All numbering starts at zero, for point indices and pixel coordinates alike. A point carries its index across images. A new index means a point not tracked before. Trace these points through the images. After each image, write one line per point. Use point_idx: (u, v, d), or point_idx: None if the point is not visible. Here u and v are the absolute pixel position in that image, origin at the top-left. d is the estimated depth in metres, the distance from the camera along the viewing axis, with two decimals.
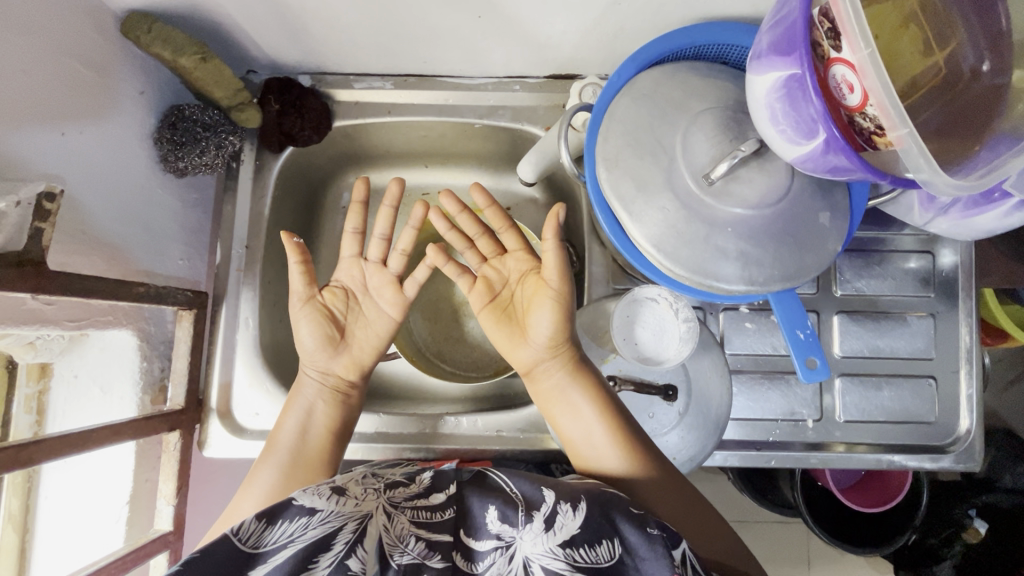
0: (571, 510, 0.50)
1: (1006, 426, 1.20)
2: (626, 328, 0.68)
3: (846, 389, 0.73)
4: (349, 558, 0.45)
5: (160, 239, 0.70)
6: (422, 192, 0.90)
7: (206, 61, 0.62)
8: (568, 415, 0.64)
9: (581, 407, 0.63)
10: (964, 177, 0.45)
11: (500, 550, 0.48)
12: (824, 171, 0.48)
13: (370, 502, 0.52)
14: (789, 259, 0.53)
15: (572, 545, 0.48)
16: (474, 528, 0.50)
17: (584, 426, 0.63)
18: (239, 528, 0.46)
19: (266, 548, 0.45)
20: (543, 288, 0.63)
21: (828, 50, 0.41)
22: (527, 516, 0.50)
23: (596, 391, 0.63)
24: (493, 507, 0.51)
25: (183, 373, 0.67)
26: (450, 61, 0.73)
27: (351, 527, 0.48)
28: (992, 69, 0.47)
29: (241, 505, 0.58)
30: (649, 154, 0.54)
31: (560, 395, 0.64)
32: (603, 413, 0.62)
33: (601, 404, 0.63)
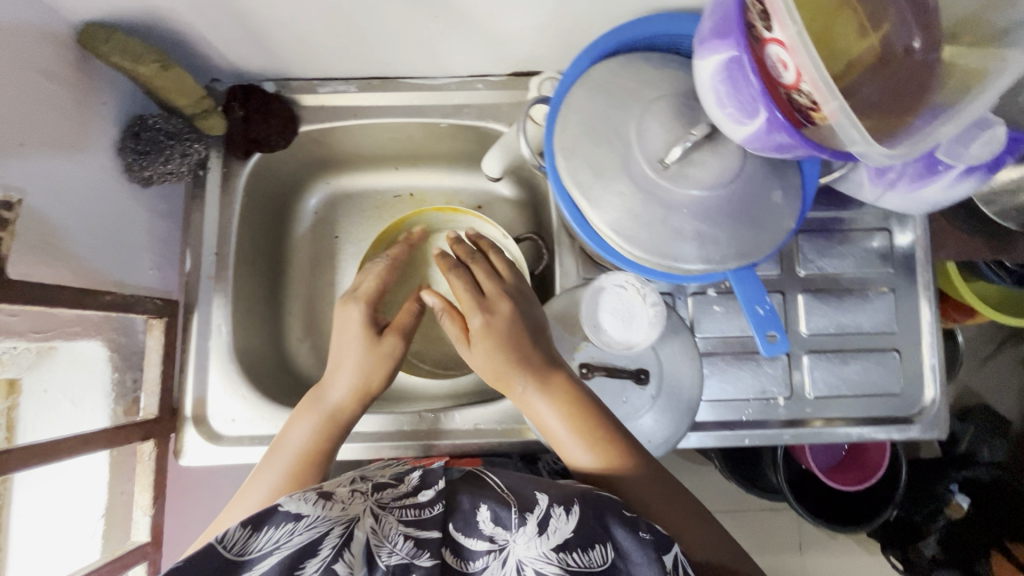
0: (565, 514, 0.50)
1: (983, 402, 1.24)
2: (594, 316, 0.69)
3: (813, 366, 0.74)
4: (336, 562, 0.45)
5: (129, 249, 0.70)
6: (393, 194, 0.91)
7: (167, 70, 0.63)
8: (543, 422, 0.63)
9: (553, 413, 0.62)
10: (896, 147, 0.47)
11: (493, 552, 0.49)
12: (771, 149, 0.49)
13: (357, 505, 0.51)
14: (745, 237, 0.54)
15: (565, 549, 0.48)
16: (466, 523, 0.51)
17: (552, 432, 0.62)
18: (224, 536, 0.45)
19: (252, 555, 0.45)
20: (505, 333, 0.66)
21: (762, 31, 0.43)
22: (521, 518, 0.50)
23: (570, 393, 0.62)
24: (486, 506, 0.52)
25: (156, 383, 0.67)
26: (412, 62, 0.74)
27: (337, 532, 0.47)
28: (923, 46, 0.50)
29: (234, 511, 0.58)
30: (605, 142, 0.56)
31: (530, 402, 0.63)
32: (579, 416, 0.61)
33: (576, 405, 0.62)
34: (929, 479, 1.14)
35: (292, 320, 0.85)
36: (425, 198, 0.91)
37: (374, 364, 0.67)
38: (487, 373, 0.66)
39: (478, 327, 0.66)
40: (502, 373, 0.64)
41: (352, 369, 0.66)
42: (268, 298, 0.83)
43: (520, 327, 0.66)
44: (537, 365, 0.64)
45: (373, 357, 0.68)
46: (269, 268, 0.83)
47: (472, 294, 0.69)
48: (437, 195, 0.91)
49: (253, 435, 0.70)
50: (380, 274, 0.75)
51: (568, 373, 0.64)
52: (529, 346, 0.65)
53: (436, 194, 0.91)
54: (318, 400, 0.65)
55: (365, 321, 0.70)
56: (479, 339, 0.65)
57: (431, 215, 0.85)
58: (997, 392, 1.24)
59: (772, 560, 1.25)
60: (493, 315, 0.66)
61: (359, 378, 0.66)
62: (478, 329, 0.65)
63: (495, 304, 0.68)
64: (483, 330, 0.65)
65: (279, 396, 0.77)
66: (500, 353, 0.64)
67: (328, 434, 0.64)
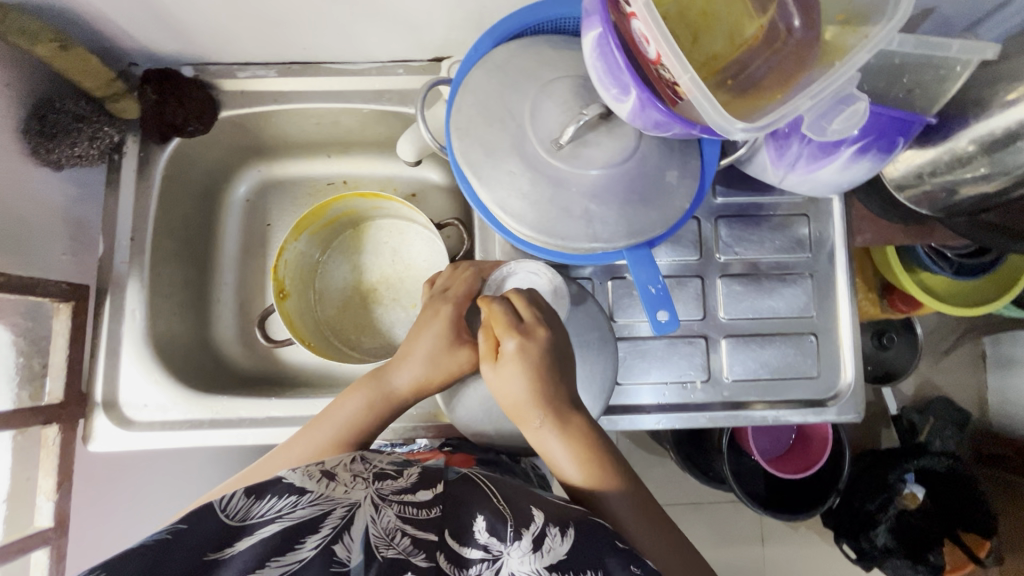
0: (559, 535, 0.47)
1: (942, 394, 1.24)
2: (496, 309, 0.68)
3: (731, 350, 0.75)
4: (335, 543, 0.44)
5: (36, 231, 0.69)
6: (326, 182, 0.90)
7: (66, 50, 0.62)
8: (556, 466, 0.58)
9: (567, 460, 0.57)
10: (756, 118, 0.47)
11: (487, 562, 0.46)
12: (650, 128, 0.49)
13: (357, 491, 0.51)
14: (635, 217, 0.54)
15: (558, 570, 0.45)
16: (462, 532, 0.48)
17: (554, 464, 0.58)
18: (229, 504, 0.46)
19: (252, 521, 0.45)
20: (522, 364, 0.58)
21: (624, 5, 0.43)
22: (516, 531, 0.47)
23: (587, 441, 0.57)
24: (482, 517, 0.49)
25: (61, 368, 0.67)
26: (330, 46, 0.74)
27: (338, 514, 0.47)
28: (803, 25, 0.50)
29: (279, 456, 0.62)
30: (498, 121, 0.56)
31: (545, 444, 0.58)
32: (592, 471, 0.56)
33: (593, 458, 0.56)
34: (882, 467, 1.13)
35: (220, 308, 0.85)
36: (358, 186, 0.91)
37: (438, 363, 0.64)
38: (502, 398, 0.60)
39: (507, 353, 0.58)
40: (520, 408, 0.58)
41: (419, 361, 0.65)
42: (193, 285, 0.82)
43: (552, 359, 0.59)
44: (562, 406, 0.58)
45: (443, 355, 0.65)
46: (194, 255, 0.83)
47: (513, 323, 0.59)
48: (371, 183, 0.91)
49: (165, 421, 0.70)
50: (470, 281, 0.69)
51: (588, 419, 0.59)
52: (558, 381, 0.59)
53: (370, 181, 0.91)
54: (380, 379, 0.66)
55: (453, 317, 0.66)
56: (506, 362, 0.58)
57: (356, 202, 0.83)
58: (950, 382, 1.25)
59: (725, 550, 1.26)
60: (529, 342, 0.58)
61: (420, 373, 0.65)
62: (513, 359, 0.58)
63: (532, 332, 0.59)
64: (515, 356, 0.58)
65: (196, 381, 0.77)
66: (529, 388, 0.58)
67: (375, 417, 0.65)
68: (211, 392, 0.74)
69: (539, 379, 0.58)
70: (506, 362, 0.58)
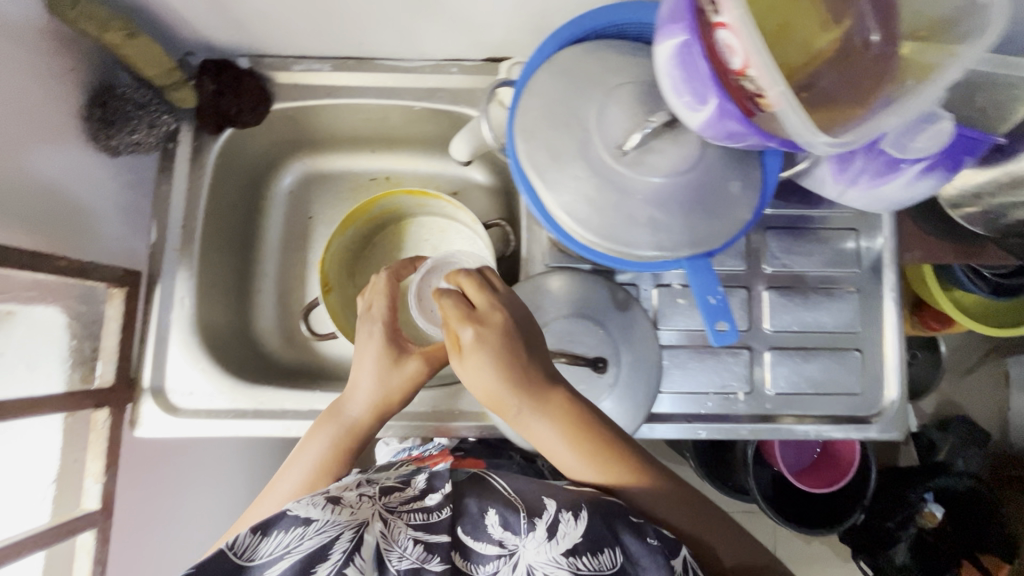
0: (572, 519, 0.51)
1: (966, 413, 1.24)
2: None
3: (775, 362, 0.74)
4: (347, 566, 0.46)
5: (92, 216, 0.70)
6: (370, 177, 0.90)
7: (133, 38, 0.63)
8: (545, 446, 0.59)
9: (556, 440, 0.58)
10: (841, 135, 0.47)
11: (504, 557, 0.50)
12: (724, 138, 0.49)
13: (365, 509, 0.52)
14: (699, 226, 0.54)
15: (574, 553, 0.49)
16: (473, 528, 0.52)
17: (548, 448, 0.59)
18: (235, 543, 0.47)
19: (261, 560, 0.46)
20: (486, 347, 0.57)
21: (712, 16, 0.43)
22: (529, 523, 0.51)
23: (571, 417, 0.58)
24: (493, 511, 0.53)
25: (113, 351, 0.68)
26: (387, 43, 0.74)
27: (348, 536, 0.48)
28: (881, 40, 0.50)
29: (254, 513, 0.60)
30: (564, 126, 0.56)
31: (530, 428, 0.59)
32: (582, 445, 0.57)
33: (581, 433, 0.58)
34: (902, 485, 1.12)
35: (262, 299, 0.85)
36: (401, 183, 0.91)
37: (389, 383, 0.66)
38: (476, 390, 0.60)
39: (469, 343, 0.58)
40: (497, 399, 0.58)
41: (374, 385, 0.65)
42: (237, 275, 0.83)
43: (517, 339, 0.59)
44: (537, 388, 0.58)
45: (391, 375, 0.66)
46: (239, 245, 0.84)
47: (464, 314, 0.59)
48: (413, 180, 0.91)
49: (210, 410, 0.70)
50: (388, 292, 0.70)
51: (567, 390, 0.60)
52: (527, 362, 0.59)
53: (413, 178, 0.91)
54: (338, 414, 0.66)
55: (387, 334, 0.68)
56: (468, 356, 0.58)
57: (401, 198, 0.83)
58: (974, 401, 1.24)
59: None
60: (485, 328, 0.58)
61: (376, 395, 0.65)
62: (478, 350, 0.57)
63: (488, 318, 0.59)
64: (475, 345, 0.57)
65: (241, 371, 0.77)
66: (500, 379, 0.57)
67: (347, 444, 0.65)
68: (255, 381, 0.75)
69: (506, 356, 0.58)
70: (468, 355, 0.58)
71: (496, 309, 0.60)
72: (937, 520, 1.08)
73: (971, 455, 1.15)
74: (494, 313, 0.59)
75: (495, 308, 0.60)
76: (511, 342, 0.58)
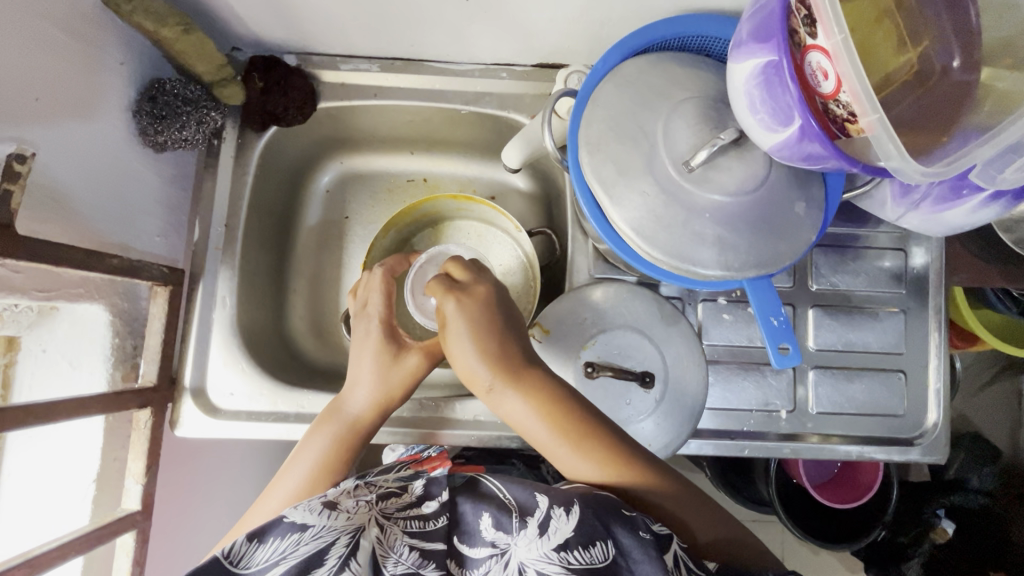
0: (564, 514, 0.51)
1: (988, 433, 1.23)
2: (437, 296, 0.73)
3: (818, 382, 0.74)
4: (343, 572, 0.45)
5: (136, 213, 0.69)
6: (407, 178, 0.89)
7: (188, 33, 0.62)
8: (519, 423, 0.60)
9: (528, 416, 0.59)
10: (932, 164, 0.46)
11: (496, 557, 0.49)
12: (800, 160, 0.49)
13: (362, 514, 0.51)
14: (764, 246, 0.54)
15: (566, 548, 0.48)
16: (468, 534, 0.52)
17: (535, 436, 0.60)
18: (229, 552, 0.45)
19: (257, 568, 0.45)
20: (462, 315, 0.61)
21: (804, 38, 0.42)
22: (521, 522, 0.51)
23: (544, 393, 0.59)
24: (488, 514, 0.52)
25: (157, 351, 0.66)
26: (438, 45, 0.73)
27: (344, 542, 0.47)
28: (962, 66, 0.49)
29: (261, 509, 0.60)
30: (631, 140, 0.55)
31: (505, 405, 0.60)
32: (556, 421, 0.58)
33: (556, 409, 0.59)
34: (915, 500, 1.13)
35: (297, 298, 0.84)
36: (438, 185, 0.90)
37: (390, 378, 0.66)
38: (458, 367, 0.62)
39: (449, 313, 0.62)
40: (472, 374, 0.61)
41: (371, 383, 0.66)
42: (274, 274, 0.82)
43: (493, 312, 0.62)
44: (510, 363, 0.60)
45: (392, 371, 0.66)
46: (276, 243, 0.83)
47: (449, 288, 0.63)
48: (451, 182, 0.90)
49: (251, 412, 0.70)
50: (384, 289, 0.70)
51: (541, 366, 0.61)
52: (503, 336, 0.62)
53: (450, 181, 0.90)
54: (338, 414, 0.65)
55: (385, 334, 0.68)
56: (450, 327, 0.62)
57: (443, 201, 0.83)
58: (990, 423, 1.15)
59: None
60: (465, 298, 0.62)
61: (377, 391, 0.66)
62: (459, 318, 0.61)
63: (468, 290, 0.63)
64: (456, 315, 0.62)
65: (279, 372, 0.76)
66: (476, 351, 0.60)
67: (348, 445, 0.64)
68: (295, 384, 0.74)
69: (481, 328, 0.61)
70: (451, 326, 0.62)
71: (478, 282, 0.64)
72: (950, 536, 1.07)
73: (990, 473, 1.11)
74: (474, 287, 0.64)
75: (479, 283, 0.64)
76: (489, 314, 0.62)
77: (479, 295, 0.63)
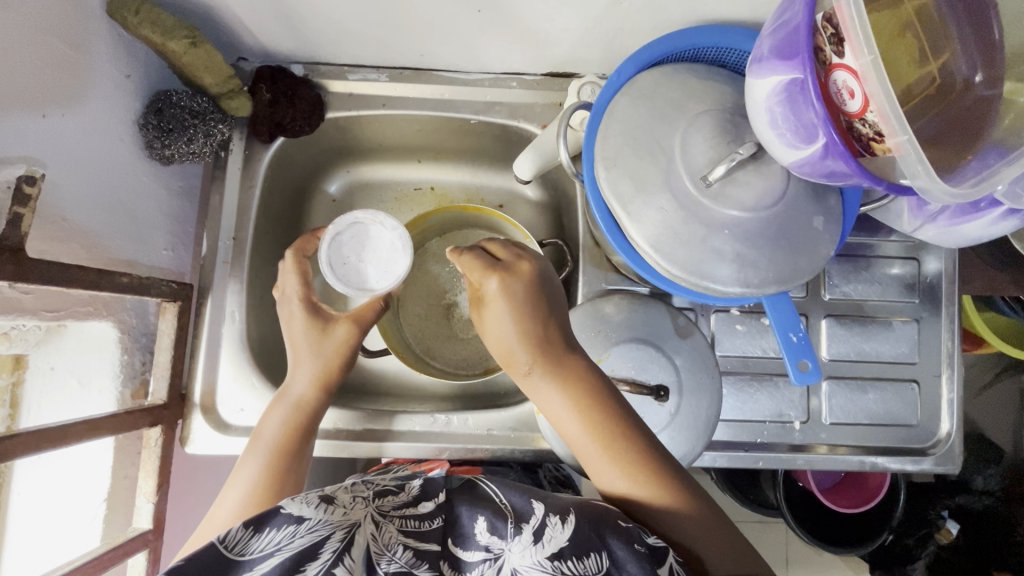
0: (560, 523, 0.50)
1: None
2: (352, 266, 0.71)
3: (832, 392, 0.74)
4: (337, 566, 0.43)
5: (143, 227, 0.68)
6: (414, 187, 0.88)
7: (196, 46, 0.61)
8: (554, 414, 0.60)
9: (564, 410, 0.59)
10: (958, 184, 0.46)
11: (488, 561, 0.48)
12: (820, 176, 0.48)
13: (358, 510, 0.50)
14: (784, 262, 0.53)
15: (560, 557, 0.47)
16: (462, 537, 0.50)
17: (568, 432, 0.60)
18: (225, 535, 0.43)
19: (251, 556, 0.42)
20: (503, 291, 0.61)
21: (830, 56, 0.42)
22: (516, 527, 0.50)
23: (582, 387, 0.59)
24: (482, 518, 0.51)
25: (166, 367, 0.66)
26: (448, 56, 0.72)
27: (338, 536, 0.45)
28: (984, 81, 0.49)
29: (222, 502, 0.56)
30: (647, 154, 0.54)
31: (539, 392, 0.60)
32: (589, 417, 0.58)
33: (591, 405, 0.58)
34: (921, 501, 1.09)
35: None
36: (446, 194, 0.89)
37: (323, 351, 0.66)
38: (495, 349, 0.62)
39: (490, 290, 0.62)
40: (513, 355, 0.61)
41: (308, 360, 0.65)
42: None
43: (536, 292, 0.61)
44: (551, 351, 0.60)
45: (323, 344, 0.66)
46: (284, 254, 0.82)
47: (488, 263, 0.63)
48: (458, 191, 0.89)
49: None
50: (298, 269, 0.70)
51: (585, 359, 0.60)
52: (547, 319, 0.61)
53: (457, 189, 0.89)
54: (283, 396, 0.65)
55: (307, 311, 0.67)
56: (491, 305, 0.62)
57: (454, 212, 0.81)
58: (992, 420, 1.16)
59: None
60: (509, 278, 0.61)
61: (314, 366, 0.65)
62: (499, 297, 0.61)
63: (511, 268, 0.62)
64: (499, 294, 0.61)
65: None
66: (517, 331, 0.60)
67: (302, 425, 0.63)
68: None
69: (523, 304, 0.60)
70: (492, 304, 0.62)
71: (520, 260, 0.64)
72: (955, 536, 1.06)
73: (994, 473, 1.10)
74: (516, 265, 0.63)
75: (519, 258, 0.64)
76: (535, 291, 0.61)
77: (521, 271, 0.62)
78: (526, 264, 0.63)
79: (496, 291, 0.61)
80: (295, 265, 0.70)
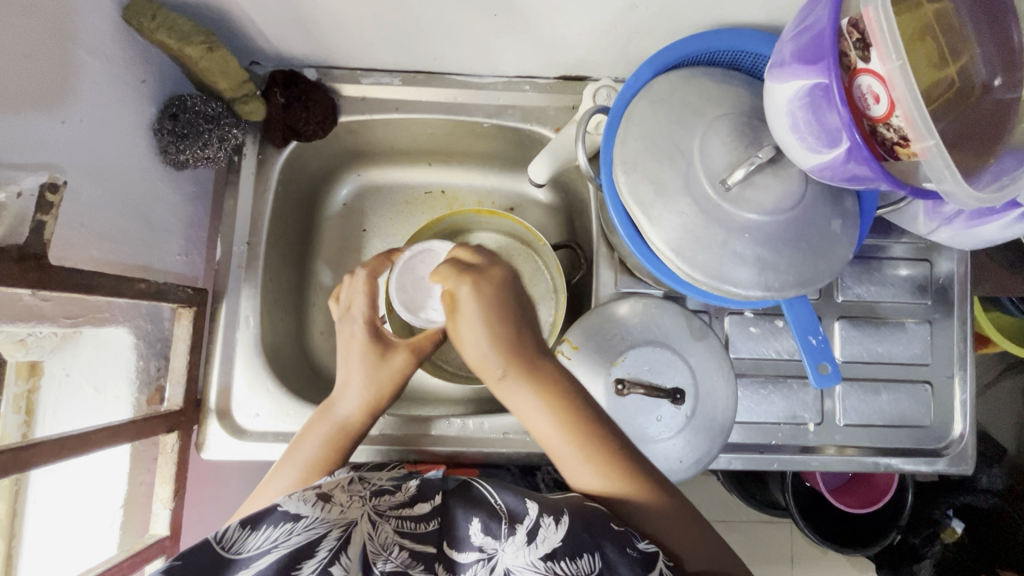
0: (554, 523, 0.49)
1: None
2: (418, 294, 0.69)
3: (846, 394, 0.74)
4: (333, 564, 0.43)
5: (156, 232, 0.68)
6: (425, 190, 0.88)
7: (213, 51, 0.61)
8: (530, 420, 0.59)
9: (539, 412, 0.58)
10: (981, 189, 0.46)
11: (482, 561, 0.48)
12: (842, 180, 0.48)
13: (355, 508, 0.50)
14: (804, 266, 0.53)
15: (553, 558, 0.47)
16: (457, 539, 0.49)
17: (543, 436, 0.58)
18: (222, 535, 0.44)
19: (248, 554, 0.44)
20: (473, 300, 0.58)
21: (855, 61, 0.43)
22: (510, 528, 0.49)
23: (554, 386, 0.58)
24: (477, 519, 0.50)
25: (182, 373, 0.66)
26: (461, 59, 0.72)
27: (336, 534, 0.46)
28: (1003, 85, 0.49)
29: (254, 504, 0.59)
30: (667, 158, 0.54)
31: (515, 397, 0.59)
32: (563, 417, 0.57)
33: (564, 405, 0.57)
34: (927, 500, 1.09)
35: (318, 313, 0.83)
36: (456, 197, 0.89)
37: (378, 378, 0.64)
38: (470, 356, 0.60)
39: (461, 298, 0.59)
40: (486, 362, 0.59)
41: (361, 385, 0.64)
42: (294, 288, 0.81)
43: (507, 299, 0.60)
44: (524, 352, 0.59)
45: (380, 370, 0.65)
46: (296, 257, 0.82)
47: (460, 269, 0.60)
48: (468, 194, 0.89)
49: (277, 432, 0.69)
50: (368, 290, 0.68)
51: (555, 362, 0.60)
52: (518, 324, 0.60)
53: (468, 192, 0.89)
54: (328, 412, 0.64)
55: (368, 335, 0.66)
56: (461, 312, 0.59)
57: (466, 215, 0.81)
58: (994, 420, 1.16)
59: None
60: (482, 282, 0.59)
61: (366, 392, 0.64)
62: (470, 303, 0.59)
63: (483, 273, 0.60)
64: (471, 300, 0.59)
65: (301, 390, 0.76)
66: (489, 335, 0.58)
67: (339, 446, 0.63)
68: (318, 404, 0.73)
69: (494, 314, 0.58)
70: (463, 312, 0.59)
71: (493, 265, 0.61)
72: (959, 535, 1.06)
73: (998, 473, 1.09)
74: (488, 270, 0.61)
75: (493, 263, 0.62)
76: (507, 299, 0.60)
77: (494, 277, 0.60)
78: (498, 271, 0.61)
79: (470, 300, 0.59)
80: (364, 285, 0.68)
